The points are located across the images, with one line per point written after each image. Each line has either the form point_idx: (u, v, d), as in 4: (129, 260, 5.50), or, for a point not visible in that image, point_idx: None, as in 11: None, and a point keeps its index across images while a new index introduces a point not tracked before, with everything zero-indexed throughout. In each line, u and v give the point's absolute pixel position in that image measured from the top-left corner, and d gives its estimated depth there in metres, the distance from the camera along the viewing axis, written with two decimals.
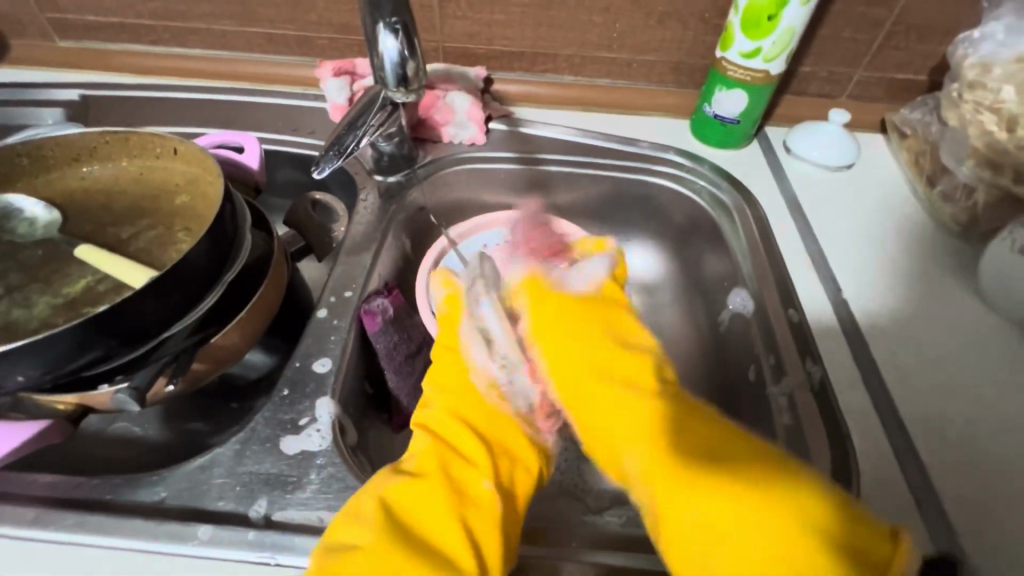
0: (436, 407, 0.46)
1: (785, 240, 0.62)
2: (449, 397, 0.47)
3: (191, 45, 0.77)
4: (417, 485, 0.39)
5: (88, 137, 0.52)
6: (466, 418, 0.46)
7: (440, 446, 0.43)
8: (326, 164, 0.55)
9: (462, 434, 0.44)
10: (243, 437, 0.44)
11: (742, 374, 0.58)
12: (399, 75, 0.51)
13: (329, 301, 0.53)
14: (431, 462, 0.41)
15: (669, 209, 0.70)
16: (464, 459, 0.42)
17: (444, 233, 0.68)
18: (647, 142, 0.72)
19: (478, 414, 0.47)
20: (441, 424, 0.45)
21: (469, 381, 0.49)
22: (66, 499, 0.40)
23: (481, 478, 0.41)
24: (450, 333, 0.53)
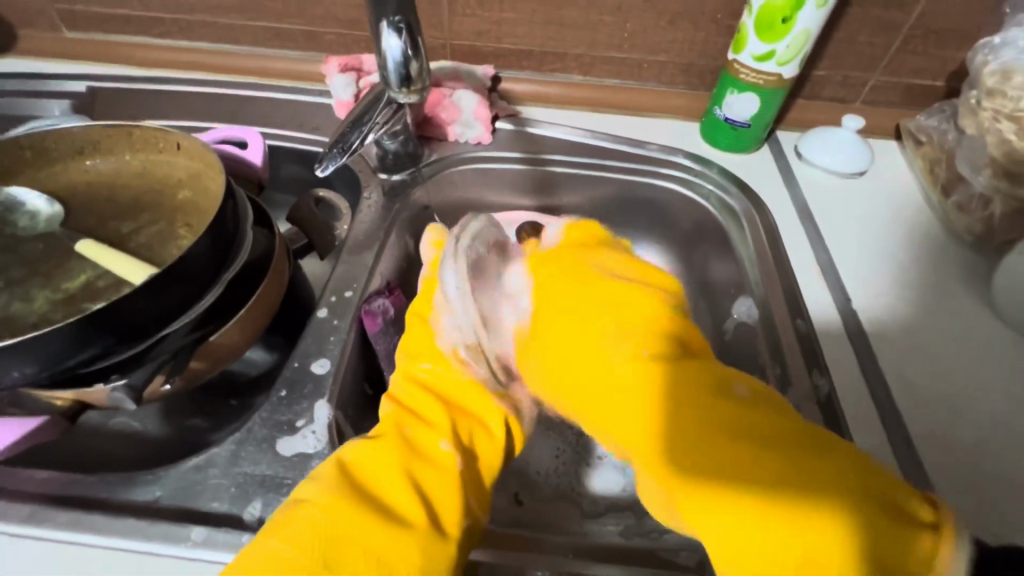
0: (404, 376, 0.45)
1: (794, 247, 0.61)
2: (416, 365, 0.45)
3: (198, 38, 0.76)
4: (378, 447, 0.38)
5: (91, 131, 0.52)
6: (430, 383, 0.44)
7: (403, 413, 0.42)
8: (329, 162, 0.55)
9: (424, 399, 0.42)
10: (239, 437, 0.43)
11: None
12: (402, 75, 0.50)
13: (329, 300, 0.53)
14: (392, 427, 0.40)
15: (676, 213, 0.69)
16: (425, 421, 0.41)
17: None
18: (656, 144, 0.71)
19: (439, 384, 0.44)
20: (406, 391, 0.44)
21: (435, 346, 0.46)
22: (60, 496, 0.40)
23: (436, 437, 0.40)
24: (423, 303, 0.50)
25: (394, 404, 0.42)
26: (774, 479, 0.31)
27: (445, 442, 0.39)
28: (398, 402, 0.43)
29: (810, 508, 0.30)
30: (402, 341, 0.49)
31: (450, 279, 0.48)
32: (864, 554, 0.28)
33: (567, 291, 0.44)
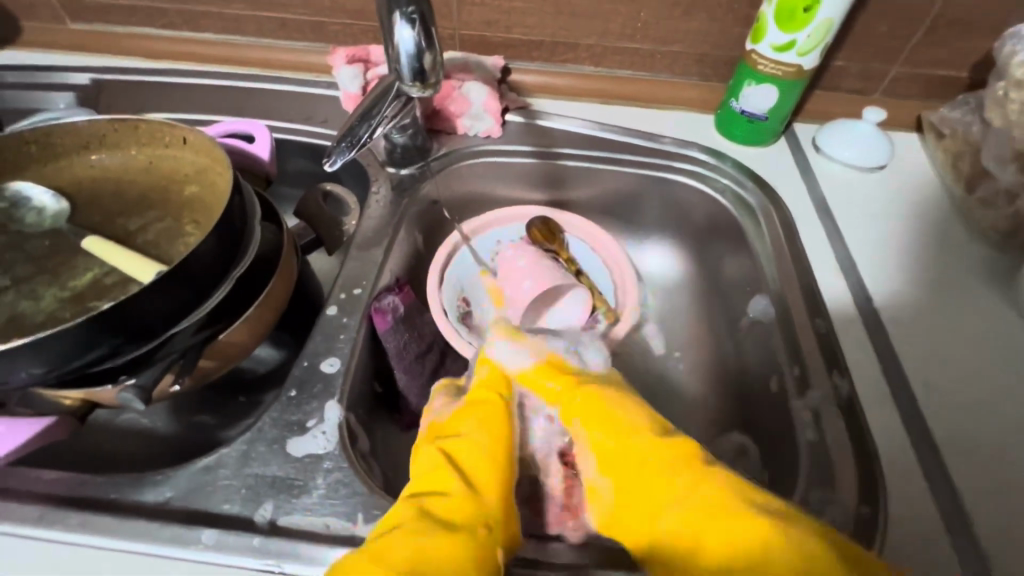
0: (472, 448, 0.42)
1: (813, 243, 0.60)
2: (487, 444, 0.43)
3: (204, 29, 0.75)
4: (460, 543, 0.35)
5: (97, 125, 0.51)
6: (494, 460, 0.42)
7: (474, 497, 0.39)
8: (338, 156, 0.54)
9: (489, 484, 0.40)
10: (250, 437, 0.43)
11: (763, 384, 0.56)
12: (415, 69, 0.48)
13: (338, 298, 0.52)
14: (460, 516, 0.37)
15: (690, 208, 0.68)
16: (484, 513, 0.38)
17: (457, 227, 0.67)
18: (670, 137, 0.69)
19: (503, 464, 0.42)
20: (473, 468, 0.41)
21: (509, 430, 0.45)
22: (70, 497, 0.39)
23: (497, 546, 0.37)
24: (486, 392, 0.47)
25: (464, 483, 0.40)
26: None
27: (499, 549, 0.37)
28: (465, 481, 0.40)
29: None
30: (464, 405, 0.46)
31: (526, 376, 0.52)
32: None
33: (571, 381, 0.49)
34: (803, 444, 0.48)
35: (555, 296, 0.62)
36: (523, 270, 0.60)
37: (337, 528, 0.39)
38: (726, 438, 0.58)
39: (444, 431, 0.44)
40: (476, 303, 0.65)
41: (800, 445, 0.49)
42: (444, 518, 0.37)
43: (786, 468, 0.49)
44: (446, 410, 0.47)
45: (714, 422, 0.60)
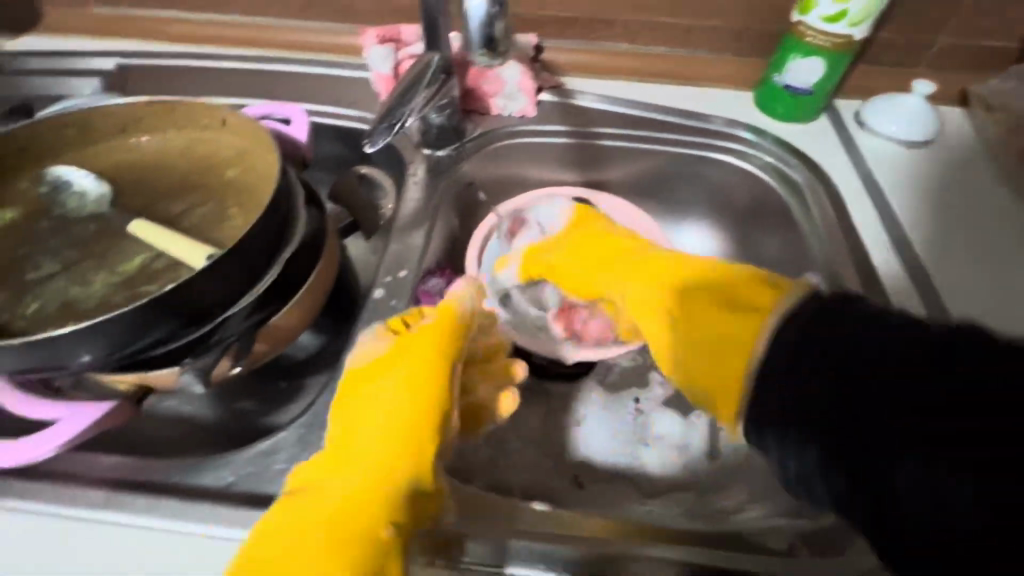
0: (385, 426, 0.38)
1: (863, 220, 0.58)
2: (405, 419, 0.38)
3: (229, 10, 0.74)
4: (354, 546, 0.33)
5: (134, 107, 0.50)
6: (405, 434, 0.37)
7: (380, 489, 0.36)
8: (378, 138, 0.53)
9: (392, 466, 0.36)
10: (307, 421, 0.42)
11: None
12: (487, 41, 0.59)
13: (385, 281, 0.51)
14: (363, 514, 0.35)
15: (730, 188, 0.66)
16: (381, 502, 0.35)
17: (492, 210, 0.65)
18: (718, 117, 0.67)
19: (417, 438, 0.37)
20: (382, 451, 0.37)
21: (434, 397, 0.38)
22: (131, 481, 0.39)
23: (396, 533, 0.35)
24: (423, 345, 0.40)
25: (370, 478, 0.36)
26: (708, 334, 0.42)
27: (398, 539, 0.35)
28: (373, 466, 0.36)
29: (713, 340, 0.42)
30: (394, 355, 0.40)
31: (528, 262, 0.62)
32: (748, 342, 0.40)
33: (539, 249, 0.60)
34: None
35: None
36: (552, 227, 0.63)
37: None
38: None
39: (367, 388, 0.40)
40: None
41: None
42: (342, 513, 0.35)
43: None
44: (379, 349, 0.41)
45: None
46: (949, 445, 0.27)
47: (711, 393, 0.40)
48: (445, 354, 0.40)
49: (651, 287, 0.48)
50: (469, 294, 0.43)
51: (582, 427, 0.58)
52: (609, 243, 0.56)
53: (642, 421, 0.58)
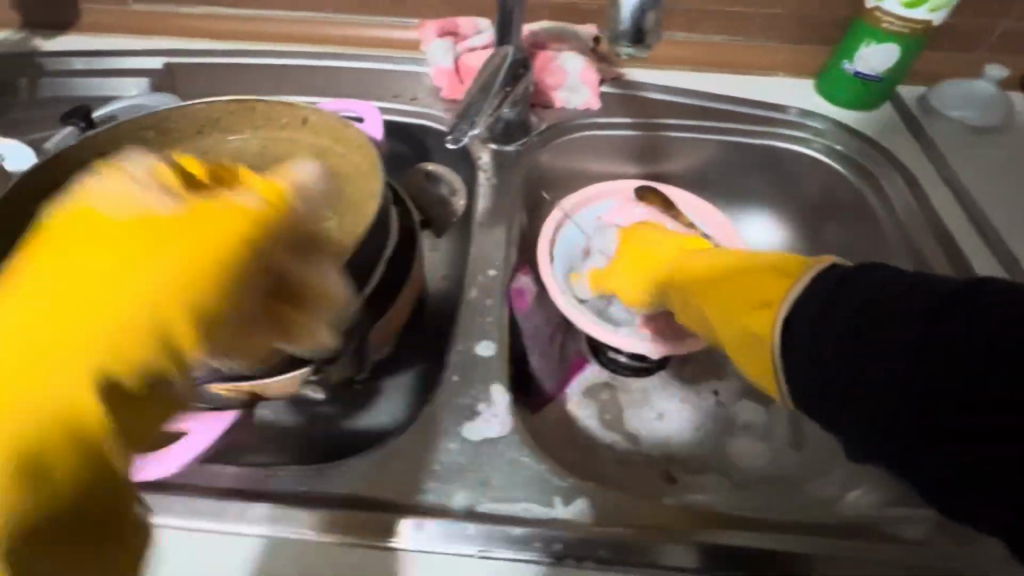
0: (140, 316, 0.27)
1: (945, 205, 0.58)
2: (159, 295, 0.27)
3: (278, 7, 0.72)
4: (63, 435, 0.26)
5: (215, 107, 0.50)
6: (57, 321, 0.26)
7: (113, 381, 0.27)
8: (461, 134, 0.52)
9: (107, 374, 0.26)
10: (425, 424, 0.42)
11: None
12: (637, 26, 0.46)
13: (477, 280, 0.51)
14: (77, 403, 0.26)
15: (800, 176, 0.65)
16: (104, 416, 0.26)
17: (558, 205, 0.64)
18: (795, 108, 0.66)
19: (73, 326, 0.26)
20: (133, 319, 0.27)
21: (179, 296, 0.28)
22: (262, 491, 0.39)
23: (114, 444, 0.27)
24: (218, 227, 0.29)
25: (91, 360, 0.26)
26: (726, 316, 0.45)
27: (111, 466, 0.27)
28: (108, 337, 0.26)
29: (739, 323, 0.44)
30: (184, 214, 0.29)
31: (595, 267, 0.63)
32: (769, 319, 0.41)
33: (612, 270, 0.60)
34: None
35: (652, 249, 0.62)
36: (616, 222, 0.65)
37: (536, 508, 0.39)
38: None
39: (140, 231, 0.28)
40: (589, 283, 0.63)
41: None
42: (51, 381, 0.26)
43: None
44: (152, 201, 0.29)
45: None
46: (980, 441, 0.30)
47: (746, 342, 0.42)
48: (243, 237, 0.30)
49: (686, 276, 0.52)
50: (305, 180, 0.36)
51: (664, 421, 0.58)
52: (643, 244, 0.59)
53: (725, 413, 0.59)
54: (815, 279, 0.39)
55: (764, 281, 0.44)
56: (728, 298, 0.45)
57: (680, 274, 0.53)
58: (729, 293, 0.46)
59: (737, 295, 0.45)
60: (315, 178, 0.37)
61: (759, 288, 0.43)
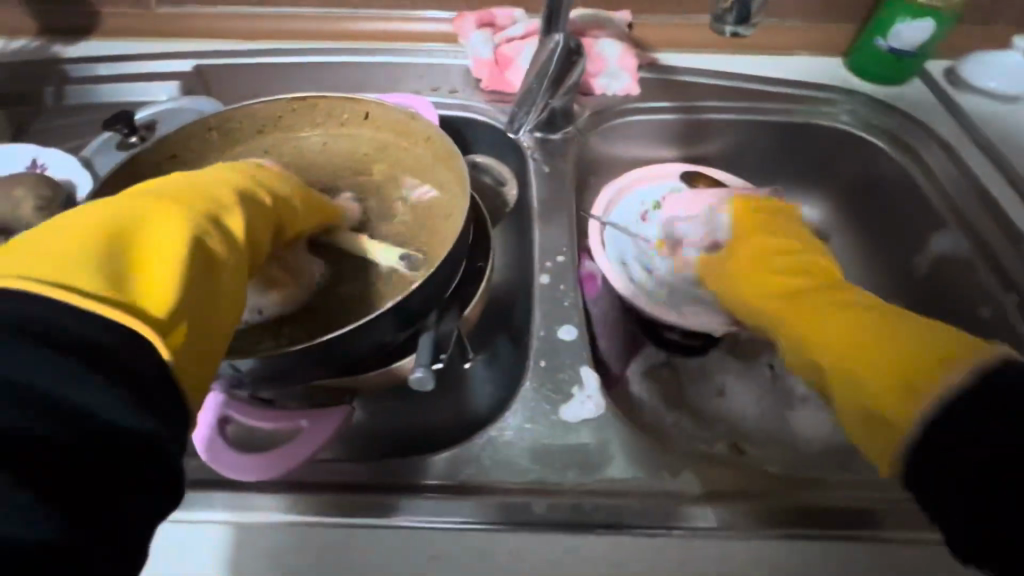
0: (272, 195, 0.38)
1: (986, 174, 0.60)
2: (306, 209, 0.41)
3: (306, 3, 0.71)
4: (252, 241, 0.34)
5: (276, 105, 0.50)
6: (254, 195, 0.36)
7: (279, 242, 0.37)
8: (518, 123, 0.62)
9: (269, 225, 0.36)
10: (522, 409, 0.43)
11: (968, 312, 0.56)
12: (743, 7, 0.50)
13: (547, 267, 0.51)
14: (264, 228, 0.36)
15: (835, 153, 0.67)
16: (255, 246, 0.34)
17: (591, 214, 0.64)
18: (835, 86, 0.67)
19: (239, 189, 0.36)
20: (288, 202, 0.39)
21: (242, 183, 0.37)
22: (370, 484, 0.39)
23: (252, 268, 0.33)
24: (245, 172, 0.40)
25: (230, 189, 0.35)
26: (851, 357, 0.40)
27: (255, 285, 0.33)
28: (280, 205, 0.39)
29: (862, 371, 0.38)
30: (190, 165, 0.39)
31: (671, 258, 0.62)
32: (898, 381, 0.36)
33: (734, 279, 0.54)
34: None
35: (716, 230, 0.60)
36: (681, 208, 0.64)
37: (644, 482, 0.40)
38: None
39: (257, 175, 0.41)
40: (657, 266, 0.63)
41: None
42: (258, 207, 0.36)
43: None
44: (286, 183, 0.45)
45: None
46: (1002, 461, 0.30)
47: (859, 387, 0.38)
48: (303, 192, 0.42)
49: (821, 307, 0.45)
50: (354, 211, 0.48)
51: (725, 397, 0.60)
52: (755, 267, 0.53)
53: (783, 385, 0.60)
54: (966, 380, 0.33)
55: (912, 347, 0.37)
56: (861, 343, 0.39)
57: (821, 301, 0.46)
58: (864, 338, 0.40)
59: (874, 345, 0.39)
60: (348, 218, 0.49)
61: (903, 353, 0.37)
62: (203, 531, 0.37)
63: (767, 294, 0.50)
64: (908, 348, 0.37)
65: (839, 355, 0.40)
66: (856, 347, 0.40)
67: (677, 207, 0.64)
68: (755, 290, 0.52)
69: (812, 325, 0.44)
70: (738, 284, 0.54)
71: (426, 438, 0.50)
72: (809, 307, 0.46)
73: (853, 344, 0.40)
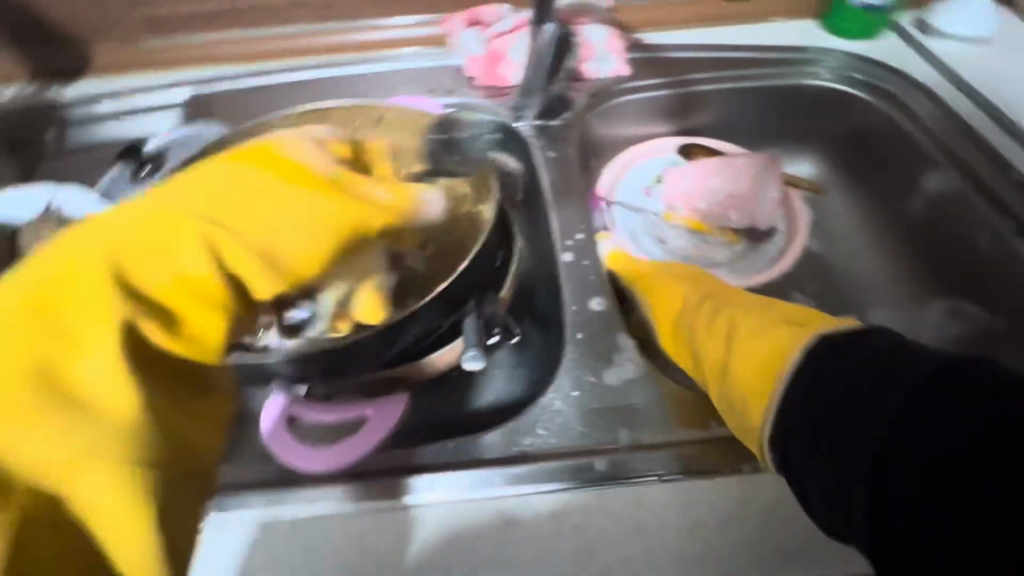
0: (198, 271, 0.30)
1: (969, 112, 0.63)
2: (284, 259, 0.33)
3: (293, 21, 0.72)
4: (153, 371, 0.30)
5: (291, 119, 0.54)
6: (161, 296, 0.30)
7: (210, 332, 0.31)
8: (523, 111, 0.64)
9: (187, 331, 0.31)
10: (567, 379, 0.44)
11: (965, 243, 0.59)
12: None
13: (569, 245, 0.53)
14: (192, 318, 0.31)
15: (822, 110, 0.70)
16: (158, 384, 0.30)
17: (596, 195, 0.67)
18: (814, 47, 0.69)
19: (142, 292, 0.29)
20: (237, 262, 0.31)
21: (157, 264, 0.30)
22: (437, 464, 0.40)
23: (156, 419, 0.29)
24: (228, 205, 0.32)
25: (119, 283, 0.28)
26: (735, 361, 0.41)
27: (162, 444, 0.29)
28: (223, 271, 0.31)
29: (742, 376, 0.40)
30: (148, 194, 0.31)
31: (682, 227, 0.66)
32: (766, 388, 0.38)
33: (676, 282, 0.53)
34: None
35: (733, 199, 0.64)
36: (688, 180, 0.66)
37: (693, 430, 0.42)
38: (930, 305, 0.62)
39: (234, 190, 0.32)
40: (671, 237, 0.65)
41: None
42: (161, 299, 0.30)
43: (1016, 309, 0.54)
44: (317, 168, 0.35)
45: (912, 293, 0.64)
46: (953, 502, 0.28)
47: (743, 382, 0.40)
48: (262, 223, 0.32)
49: (711, 325, 0.46)
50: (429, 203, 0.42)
51: None
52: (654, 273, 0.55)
53: None
54: (803, 356, 0.37)
55: (755, 373, 0.39)
56: (746, 355, 0.40)
57: (711, 316, 0.46)
58: (746, 349, 0.41)
59: (753, 360, 0.40)
60: (434, 212, 0.43)
61: (754, 376, 0.39)
62: (282, 528, 0.38)
63: (684, 305, 0.50)
64: (753, 371, 0.39)
65: (727, 361, 0.42)
66: (748, 349, 0.41)
67: (679, 179, 0.67)
68: (679, 299, 0.51)
69: (709, 330, 0.45)
70: (662, 294, 0.52)
71: (462, 422, 0.49)
72: (705, 319, 0.46)
73: (740, 347, 0.41)
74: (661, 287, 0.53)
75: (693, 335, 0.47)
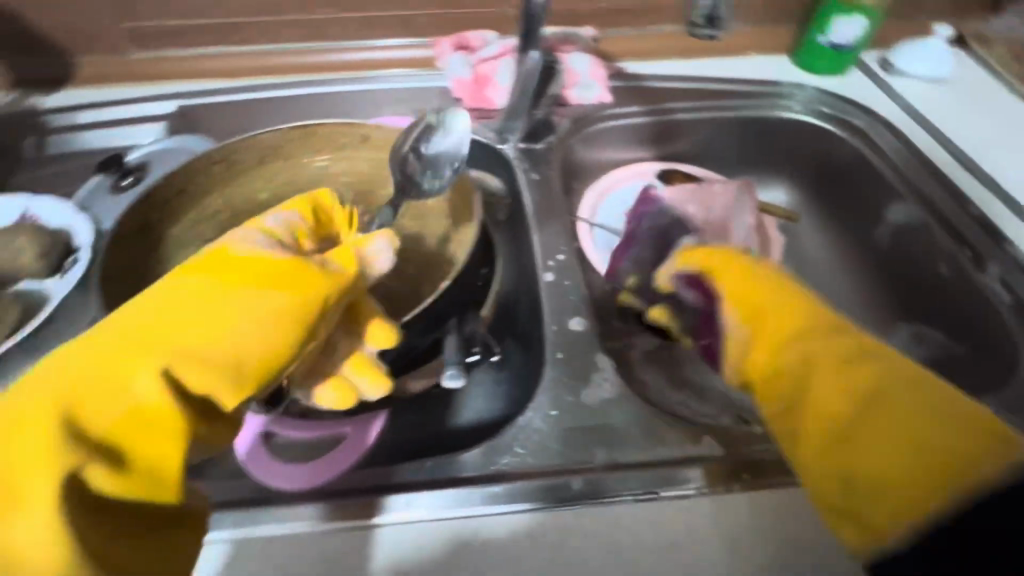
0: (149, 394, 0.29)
1: (928, 147, 0.66)
2: (243, 363, 0.31)
3: (282, 38, 0.73)
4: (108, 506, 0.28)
5: (277, 135, 0.54)
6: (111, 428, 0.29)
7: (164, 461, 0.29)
8: (509, 133, 0.65)
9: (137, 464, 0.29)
10: (546, 397, 0.45)
11: (929, 270, 0.62)
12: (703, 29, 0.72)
13: (550, 266, 0.54)
14: (145, 448, 0.29)
15: (794, 141, 0.73)
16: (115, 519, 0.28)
17: (577, 216, 0.69)
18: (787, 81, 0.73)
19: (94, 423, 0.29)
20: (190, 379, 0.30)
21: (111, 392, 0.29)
22: (416, 481, 0.40)
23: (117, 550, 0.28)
24: (178, 320, 0.32)
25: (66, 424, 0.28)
26: (878, 450, 0.31)
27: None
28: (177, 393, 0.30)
29: (889, 473, 0.30)
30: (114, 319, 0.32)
31: None
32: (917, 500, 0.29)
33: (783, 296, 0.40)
34: (1003, 306, 0.55)
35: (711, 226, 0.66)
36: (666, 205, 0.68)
37: (668, 449, 0.43)
38: (896, 329, 0.64)
39: (183, 305, 0.32)
40: None
41: (1000, 307, 0.55)
42: (109, 436, 0.29)
43: (976, 334, 0.57)
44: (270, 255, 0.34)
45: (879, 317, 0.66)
46: None
47: (892, 481, 0.30)
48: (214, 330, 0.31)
49: (842, 378, 0.34)
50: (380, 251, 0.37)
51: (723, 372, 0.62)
52: (751, 282, 0.41)
53: None
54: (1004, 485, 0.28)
55: (913, 477, 0.30)
56: (900, 448, 0.31)
57: (846, 367, 0.34)
58: (900, 440, 0.31)
59: (910, 459, 0.30)
60: (383, 266, 0.38)
61: (906, 481, 0.30)
62: (256, 547, 0.37)
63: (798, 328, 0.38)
64: (904, 473, 0.30)
65: (864, 440, 0.32)
66: (906, 440, 0.31)
67: None
68: (788, 318, 0.38)
69: (842, 385, 0.34)
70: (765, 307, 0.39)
71: (441, 440, 0.50)
72: (837, 369, 0.35)
73: (889, 431, 0.31)
74: (764, 301, 0.40)
75: (808, 383, 0.35)
